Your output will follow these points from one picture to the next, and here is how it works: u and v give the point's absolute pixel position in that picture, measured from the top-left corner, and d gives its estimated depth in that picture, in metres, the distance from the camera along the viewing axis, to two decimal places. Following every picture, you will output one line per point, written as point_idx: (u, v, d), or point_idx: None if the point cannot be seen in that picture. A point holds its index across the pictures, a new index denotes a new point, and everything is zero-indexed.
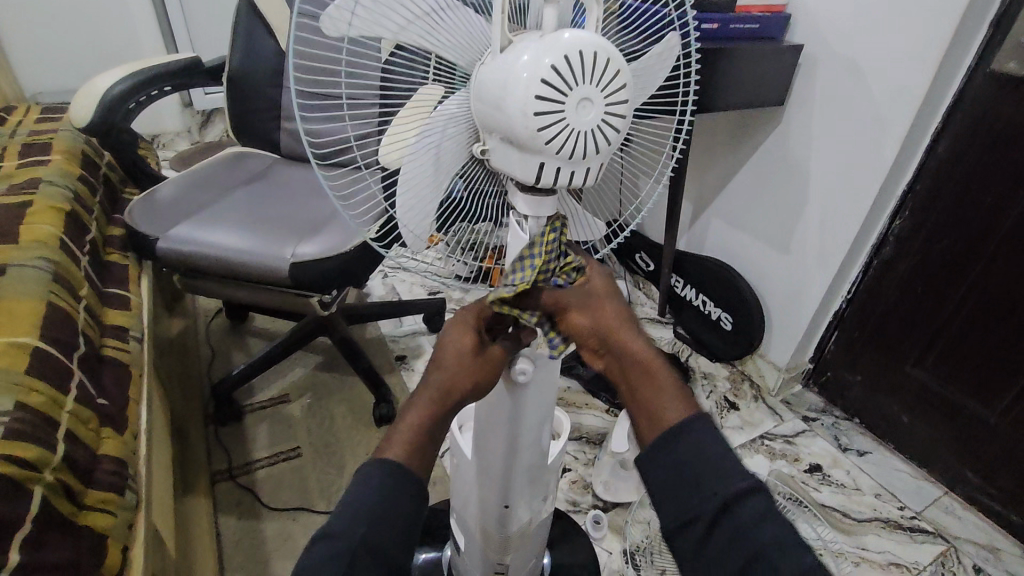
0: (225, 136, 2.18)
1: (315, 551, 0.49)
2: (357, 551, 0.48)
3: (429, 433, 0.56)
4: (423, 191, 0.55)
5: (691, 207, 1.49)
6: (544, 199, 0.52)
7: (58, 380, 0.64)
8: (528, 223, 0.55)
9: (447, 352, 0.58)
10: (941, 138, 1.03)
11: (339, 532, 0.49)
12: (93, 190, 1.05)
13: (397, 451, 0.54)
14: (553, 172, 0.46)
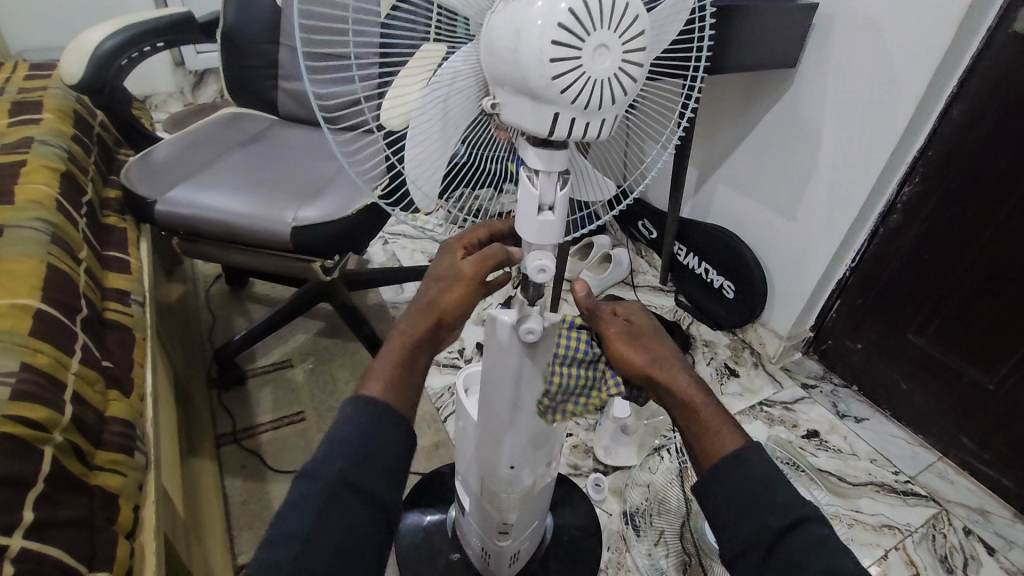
0: (219, 97, 2.13)
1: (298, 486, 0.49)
2: (335, 486, 0.48)
3: (410, 363, 0.54)
4: (430, 150, 0.54)
5: (696, 173, 1.47)
6: (556, 153, 0.51)
7: (62, 341, 0.64)
8: (539, 177, 0.53)
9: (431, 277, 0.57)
10: (957, 102, 1.00)
11: (318, 469, 0.49)
12: (87, 150, 1.02)
13: (378, 385, 0.53)
14: (569, 124, 0.45)
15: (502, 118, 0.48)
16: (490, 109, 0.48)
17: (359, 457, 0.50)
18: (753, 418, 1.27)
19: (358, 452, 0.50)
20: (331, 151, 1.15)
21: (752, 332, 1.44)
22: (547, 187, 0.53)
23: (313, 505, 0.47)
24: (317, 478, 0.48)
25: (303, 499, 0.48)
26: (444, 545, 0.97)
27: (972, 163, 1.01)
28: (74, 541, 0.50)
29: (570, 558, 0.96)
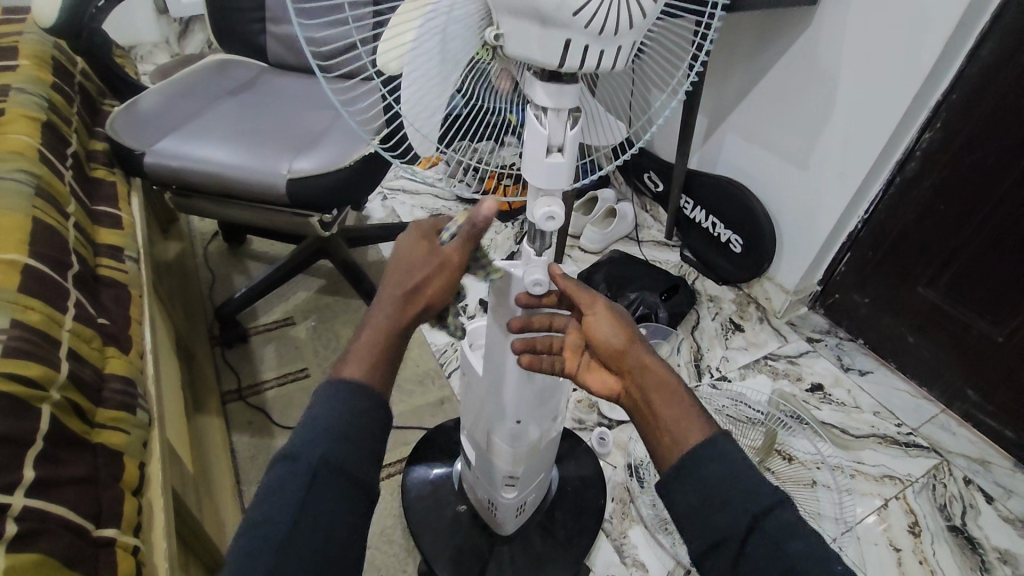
0: (207, 47, 2.03)
1: (277, 469, 0.49)
2: (318, 471, 0.48)
3: (391, 343, 0.56)
4: (431, 89, 0.50)
5: (706, 122, 1.42)
6: (566, 89, 0.47)
7: (53, 298, 0.62)
8: (548, 117, 0.50)
9: (400, 265, 0.57)
10: (985, 42, 0.95)
11: (299, 452, 0.49)
12: (69, 100, 0.97)
13: (354, 367, 0.54)
14: (581, 52, 0.41)
15: (508, 51, 0.44)
16: (493, 40, 0.44)
17: (348, 429, 0.51)
18: (757, 371, 1.27)
19: (333, 436, 0.50)
20: (327, 100, 1.11)
21: (759, 286, 1.42)
22: (556, 126, 0.50)
23: (297, 489, 0.47)
24: (297, 462, 0.48)
25: (284, 482, 0.48)
26: (451, 496, 0.99)
27: (995, 107, 0.97)
28: (79, 498, 0.50)
29: (575, 509, 0.97)
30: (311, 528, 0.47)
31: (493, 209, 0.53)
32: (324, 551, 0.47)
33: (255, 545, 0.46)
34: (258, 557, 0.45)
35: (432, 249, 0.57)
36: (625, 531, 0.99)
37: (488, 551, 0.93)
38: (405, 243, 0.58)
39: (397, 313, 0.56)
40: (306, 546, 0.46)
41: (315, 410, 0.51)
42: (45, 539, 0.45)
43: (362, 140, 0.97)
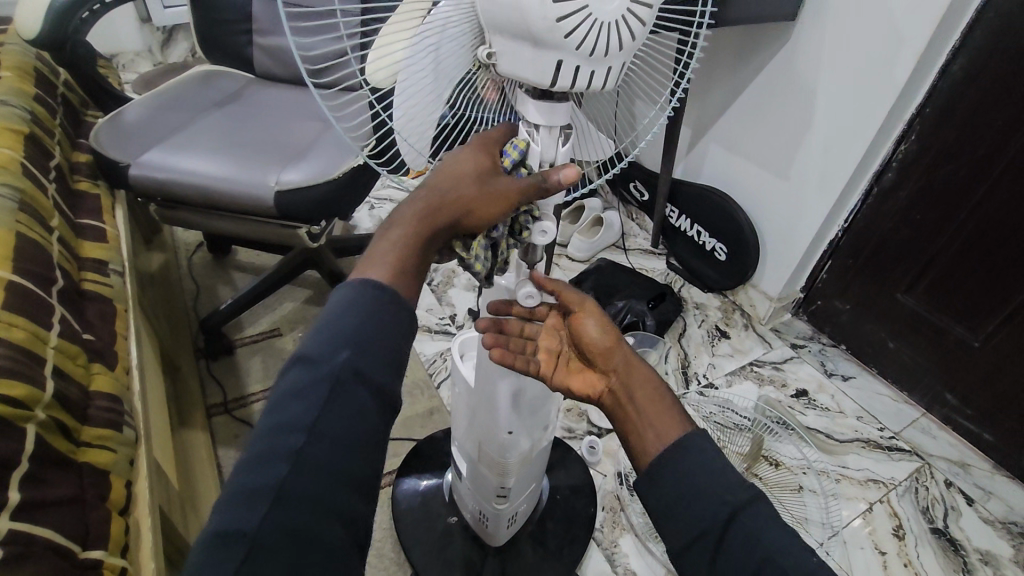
0: (190, 55, 2.02)
1: (294, 373, 0.43)
2: (340, 378, 0.42)
3: (420, 255, 0.49)
4: (423, 103, 0.50)
5: (689, 133, 1.44)
6: (557, 106, 0.49)
7: (38, 315, 0.61)
8: (540, 133, 0.51)
9: (446, 172, 0.48)
10: (957, 57, 0.98)
11: (319, 355, 0.43)
12: (52, 112, 0.96)
13: (379, 270, 0.47)
14: (573, 71, 0.42)
15: (500, 69, 0.45)
16: (485, 58, 0.45)
17: (378, 326, 0.45)
18: (743, 378, 1.29)
19: (358, 339, 0.44)
20: (315, 112, 1.11)
21: (744, 294, 1.44)
22: (548, 142, 0.52)
23: (315, 397, 0.41)
24: (316, 368, 0.42)
25: (301, 386, 0.42)
26: (441, 508, 0.98)
27: (967, 120, 1.00)
28: (66, 520, 0.49)
29: (566, 518, 0.98)
30: (327, 441, 0.40)
31: (570, 179, 0.48)
32: (344, 471, 0.40)
33: (265, 451, 0.40)
34: (268, 467, 0.39)
35: (490, 176, 0.48)
36: (616, 540, 0.99)
37: (480, 563, 0.92)
38: (460, 151, 0.49)
39: (430, 222, 0.48)
40: (322, 461, 0.40)
41: (340, 303, 0.46)
42: (31, 563, 0.44)
43: (350, 152, 0.97)
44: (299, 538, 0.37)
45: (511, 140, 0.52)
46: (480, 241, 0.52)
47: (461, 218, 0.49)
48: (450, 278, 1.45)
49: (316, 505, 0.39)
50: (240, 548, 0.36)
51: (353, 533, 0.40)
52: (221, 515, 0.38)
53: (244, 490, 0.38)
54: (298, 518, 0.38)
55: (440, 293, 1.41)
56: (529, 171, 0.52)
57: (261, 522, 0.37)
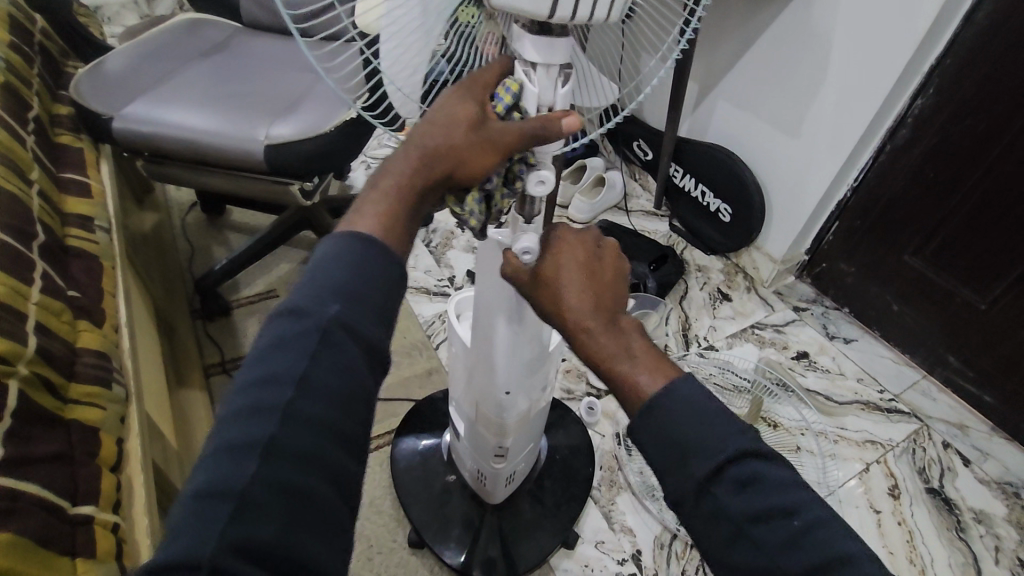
0: (178, 7, 1.94)
1: (278, 327, 0.40)
2: (329, 330, 0.39)
3: (412, 207, 0.46)
4: (412, 50, 0.47)
5: (696, 88, 1.38)
6: (557, 42, 0.46)
7: (20, 270, 0.59)
8: (537, 73, 0.48)
9: (438, 121, 0.46)
10: (982, 4, 0.93)
11: (306, 307, 0.40)
12: (30, 61, 0.92)
13: (369, 222, 0.44)
14: (574, 0, 0.39)
15: (493, 2, 0.42)
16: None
17: (369, 279, 0.42)
18: (744, 341, 1.28)
19: (347, 290, 0.41)
20: (306, 62, 1.06)
21: (747, 256, 1.41)
22: (546, 84, 0.49)
23: (302, 349, 0.38)
24: (303, 320, 0.39)
25: (287, 338, 0.39)
26: (440, 467, 0.99)
27: (988, 72, 0.96)
28: (54, 476, 0.48)
29: (564, 477, 0.98)
30: (317, 393, 0.37)
31: (573, 127, 0.48)
32: (335, 426, 0.37)
33: (249, 405, 0.36)
34: (255, 422, 0.36)
35: (483, 123, 0.47)
36: (613, 498, 1.00)
37: (479, 521, 0.93)
38: (448, 95, 0.47)
39: (425, 177, 0.46)
40: (311, 414, 0.37)
41: (327, 257, 0.42)
42: (20, 518, 0.43)
43: (343, 104, 0.93)
44: (292, 493, 0.34)
45: (504, 79, 0.49)
46: (473, 195, 0.50)
47: (455, 170, 0.47)
48: (449, 238, 1.42)
49: (307, 458, 0.36)
50: (227, 502, 0.33)
51: (343, 489, 0.37)
52: (205, 473, 0.35)
53: (228, 446, 0.35)
54: (288, 472, 0.35)
55: (439, 254, 1.39)
56: (522, 115, 0.50)
57: (249, 476, 0.34)
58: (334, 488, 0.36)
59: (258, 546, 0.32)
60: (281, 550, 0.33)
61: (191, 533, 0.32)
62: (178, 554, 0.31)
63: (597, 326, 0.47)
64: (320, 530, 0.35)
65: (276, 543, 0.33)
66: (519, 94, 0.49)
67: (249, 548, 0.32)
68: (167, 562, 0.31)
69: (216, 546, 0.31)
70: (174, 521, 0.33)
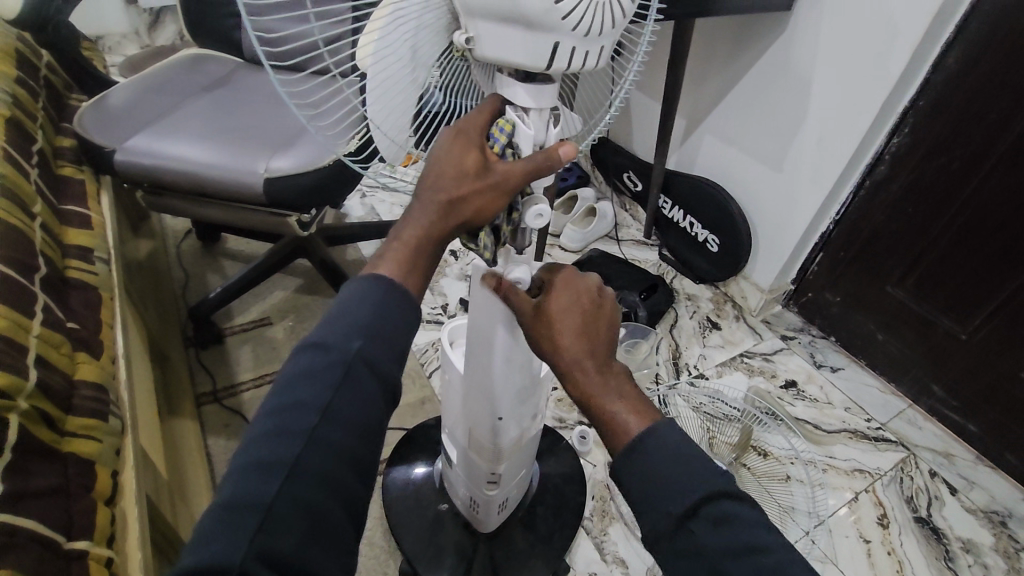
0: (179, 39, 1.98)
1: (304, 358, 0.42)
2: (354, 364, 0.42)
3: (428, 257, 0.48)
4: (398, 93, 0.49)
5: (683, 123, 1.43)
6: (544, 87, 0.48)
7: (20, 303, 0.60)
8: (530, 117, 0.50)
9: (445, 171, 0.46)
10: (951, 50, 0.98)
11: (333, 341, 0.42)
12: (34, 95, 0.94)
13: (390, 269, 0.47)
14: (568, 53, 0.42)
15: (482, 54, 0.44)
16: (464, 44, 0.44)
17: (390, 319, 0.45)
18: (733, 369, 1.30)
19: (371, 328, 0.43)
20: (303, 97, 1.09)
21: (735, 285, 1.44)
22: (538, 126, 0.51)
23: (328, 381, 0.41)
24: (329, 353, 0.42)
25: (314, 369, 0.41)
26: (432, 497, 0.98)
27: (960, 112, 1.00)
28: (50, 509, 0.49)
29: (556, 506, 0.98)
30: (340, 422, 0.40)
31: (569, 155, 0.50)
32: (353, 453, 0.40)
33: (276, 428, 0.39)
34: (280, 443, 0.38)
35: (485, 168, 0.47)
36: (606, 528, 1.00)
37: (471, 550, 0.93)
38: (447, 142, 0.47)
39: (439, 224, 0.48)
40: (334, 440, 0.39)
41: (351, 298, 0.45)
42: (14, 554, 0.44)
43: None
44: (312, 511, 0.37)
45: (499, 119, 0.49)
46: (486, 231, 0.52)
47: (464, 218, 0.48)
48: (442, 267, 1.44)
49: (326, 480, 0.38)
50: (254, 515, 0.35)
51: (352, 508, 0.39)
52: (231, 485, 0.37)
53: (254, 462, 0.37)
54: (310, 491, 0.37)
55: (432, 283, 1.41)
56: (516, 153, 0.51)
57: (275, 492, 0.36)
58: (344, 508, 0.39)
59: (280, 558, 0.34)
60: (299, 563, 0.35)
61: (208, 556, 0.33)
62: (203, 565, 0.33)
63: (591, 368, 0.48)
64: (332, 547, 0.37)
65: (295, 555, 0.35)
66: (512, 133, 0.50)
67: (272, 557, 0.34)
68: (194, 566, 0.33)
69: (243, 555, 0.33)
70: (200, 528, 0.35)
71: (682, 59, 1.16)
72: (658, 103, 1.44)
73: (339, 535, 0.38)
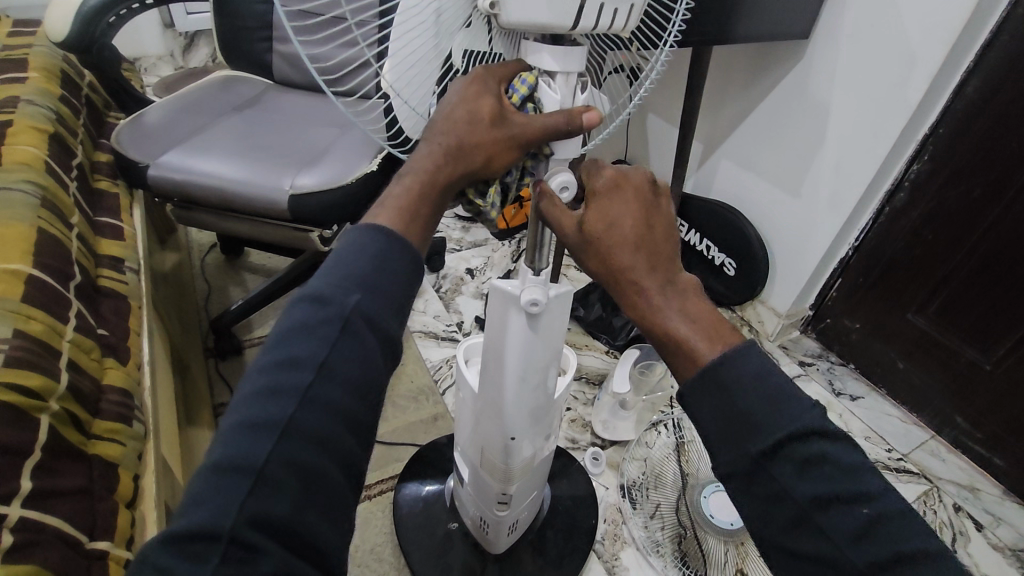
0: (211, 61, 2.06)
1: (302, 310, 0.42)
2: (352, 320, 0.41)
3: (433, 208, 0.49)
4: (424, 64, 0.51)
5: (700, 147, 1.44)
6: (572, 50, 0.49)
7: (56, 309, 0.62)
8: (557, 82, 0.51)
9: (457, 116, 0.48)
10: (971, 78, 0.98)
11: (331, 295, 0.42)
12: (76, 112, 0.99)
13: (390, 217, 0.47)
14: (596, 10, 0.44)
15: (505, 18, 0.44)
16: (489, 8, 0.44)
17: (388, 269, 0.44)
18: None
19: (368, 281, 0.43)
20: (329, 117, 1.13)
21: (752, 310, 1.44)
22: (566, 91, 0.51)
23: (325, 336, 0.40)
24: (327, 308, 0.41)
25: (311, 324, 0.41)
26: (443, 514, 0.98)
27: (980, 141, 1.00)
28: (74, 510, 0.50)
29: (567, 527, 0.97)
30: (336, 380, 0.40)
31: (592, 122, 0.50)
32: (350, 413, 0.40)
33: (270, 386, 0.38)
34: (275, 405, 0.38)
35: (502, 119, 0.48)
36: (617, 552, 0.99)
37: (480, 571, 0.92)
38: (464, 87, 0.48)
39: (442, 173, 0.48)
40: (330, 400, 0.39)
41: (350, 247, 0.45)
42: (39, 551, 0.45)
43: (365, 158, 0.99)
44: (307, 472, 0.36)
45: (523, 74, 0.50)
46: (495, 187, 0.53)
47: (474, 169, 0.49)
48: (458, 285, 1.46)
49: (322, 441, 0.38)
50: (243, 480, 0.35)
51: (352, 476, 0.39)
52: (220, 447, 0.37)
53: (247, 427, 0.37)
54: (305, 456, 0.37)
55: (448, 300, 1.43)
56: (536, 108, 0.51)
57: (268, 453, 0.36)
58: (343, 472, 0.39)
59: (274, 522, 0.34)
60: (296, 530, 0.35)
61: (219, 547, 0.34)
62: (196, 532, 0.33)
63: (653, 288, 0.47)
64: (330, 514, 0.37)
65: (300, 527, 0.35)
66: (536, 88, 0.51)
67: (266, 523, 0.34)
68: (186, 531, 0.33)
69: (236, 521, 0.33)
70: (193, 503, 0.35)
71: (699, 85, 1.17)
72: (675, 128, 1.46)
73: (348, 516, 0.39)
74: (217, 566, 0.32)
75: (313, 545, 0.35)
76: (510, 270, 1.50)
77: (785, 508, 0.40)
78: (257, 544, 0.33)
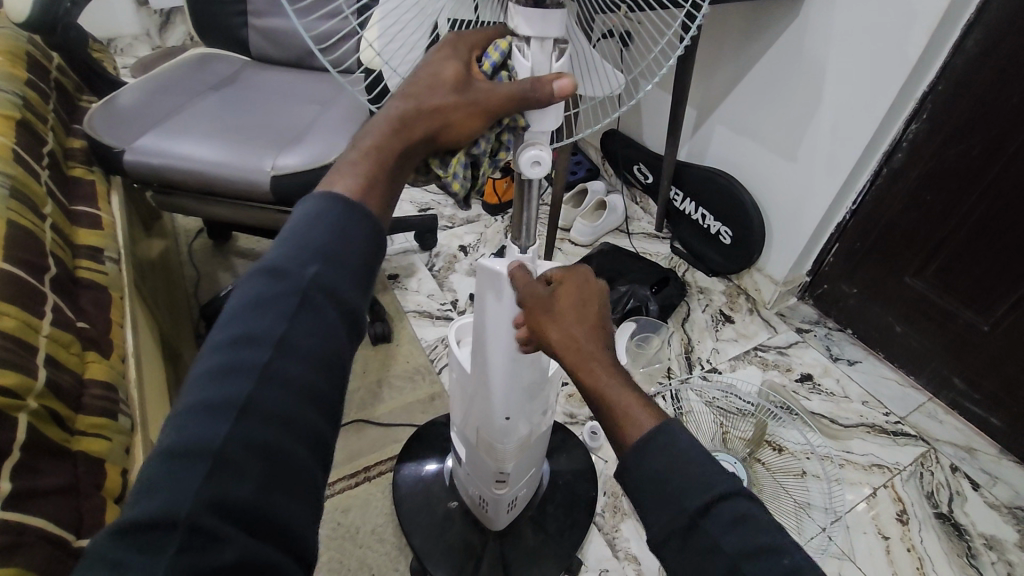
0: (188, 40, 1.99)
1: (258, 283, 0.40)
2: (309, 292, 0.40)
3: (394, 176, 0.47)
4: (410, 33, 0.50)
5: (694, 113, 1.41)
6: (550, 14, 0.45)
7: (31, 305, 0.61)
8: (531, 48, 0.47)
9: (420, 80, 0.45)
10: (972, 32, 0.95)
11: (287, 268, 0.41)
12: (44, 97, 0.95)
13: (346, 184, 0.45)
14: None
15: None
16: None
17: (347, 243, 0.43)
18: (747, 363, 1.27)
19: (328, 253, 0.42)
20: (312, 95, 1.09)
21: (748, 278, 1.42)
22: (540, 58, 0.48)
23: (281, 311, 0.39)
24: (282, 281, 0.40)
25: (265, 299, 0.39)
26: (443, 493, 0.98)
27: (981, 97, 0.97)
28: (58, 509, 0.50)
29: (566, 502, 0.98)
30: (295, 355, 0.38)
31: (565, 91, 0.46)
32: (316, 389, 0.39)
33: (225, 364, 0.37)
34: (228, 381, 0.36)
35: (468, 83, 0.46)
36: (617, 524, 1.00)
37: (480, 547, 0.93)
38: (432, 53, 0.47)
39: (402, 141, 0.46)
40: (290, 375, 0.38)
41: (303, 218, 0.43)
42: (24, 552, 0.44)
43: (348, 135, 0.96)
44: (268, 451, 0.35)
45: (497, 40, 0.49)
46: (459, 158, 0.49)
47: (435, 136, 0.47)
48: (452, 263, 1.44)
49: (283, 421, 0.37)
50: (199, 463, 0.33)
51: (322, 452, 0.38)
52: (174, 431, 0.35)
53: (201, 406, 0.36)
54: (263, 432, 0.35)
55: (441, 279, 1.41)
56: (509, 76, 0.49)
57: (226, 435, 0.34)
58: (312, 451, 0.38)
59: (233, 505, 0.33)
60: (264, 511, 0.34)
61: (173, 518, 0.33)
62: (149, 520, 0.31)
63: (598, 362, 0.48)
64: (297, 492, 0.36)
65: (267, 509, 0.34)
66: (509, 54, 0.49)
67: (225, 507, 0.33)
68: (140, 519, 0.31)
69: (193, 505, 0.32)
70: (145, 480, 0.33)
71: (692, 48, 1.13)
72: (668, 94, 1.42)
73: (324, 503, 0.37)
74: (175, 556, 0.30)
75: (285, 527, 0.34)
76: (503, 246, 1.48)
77: (699, 495, 0.40)
78: (219, 529, 0.32)
